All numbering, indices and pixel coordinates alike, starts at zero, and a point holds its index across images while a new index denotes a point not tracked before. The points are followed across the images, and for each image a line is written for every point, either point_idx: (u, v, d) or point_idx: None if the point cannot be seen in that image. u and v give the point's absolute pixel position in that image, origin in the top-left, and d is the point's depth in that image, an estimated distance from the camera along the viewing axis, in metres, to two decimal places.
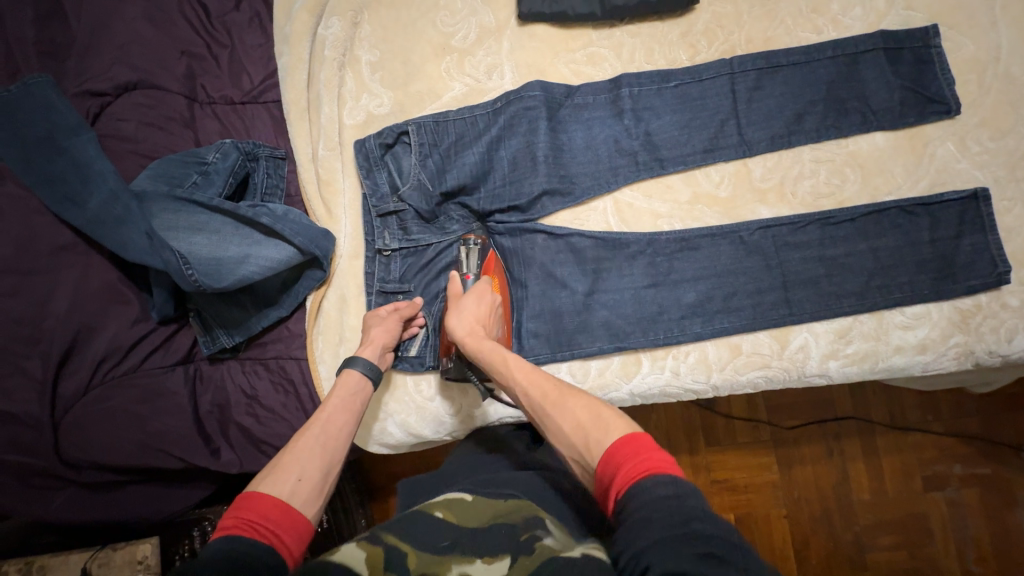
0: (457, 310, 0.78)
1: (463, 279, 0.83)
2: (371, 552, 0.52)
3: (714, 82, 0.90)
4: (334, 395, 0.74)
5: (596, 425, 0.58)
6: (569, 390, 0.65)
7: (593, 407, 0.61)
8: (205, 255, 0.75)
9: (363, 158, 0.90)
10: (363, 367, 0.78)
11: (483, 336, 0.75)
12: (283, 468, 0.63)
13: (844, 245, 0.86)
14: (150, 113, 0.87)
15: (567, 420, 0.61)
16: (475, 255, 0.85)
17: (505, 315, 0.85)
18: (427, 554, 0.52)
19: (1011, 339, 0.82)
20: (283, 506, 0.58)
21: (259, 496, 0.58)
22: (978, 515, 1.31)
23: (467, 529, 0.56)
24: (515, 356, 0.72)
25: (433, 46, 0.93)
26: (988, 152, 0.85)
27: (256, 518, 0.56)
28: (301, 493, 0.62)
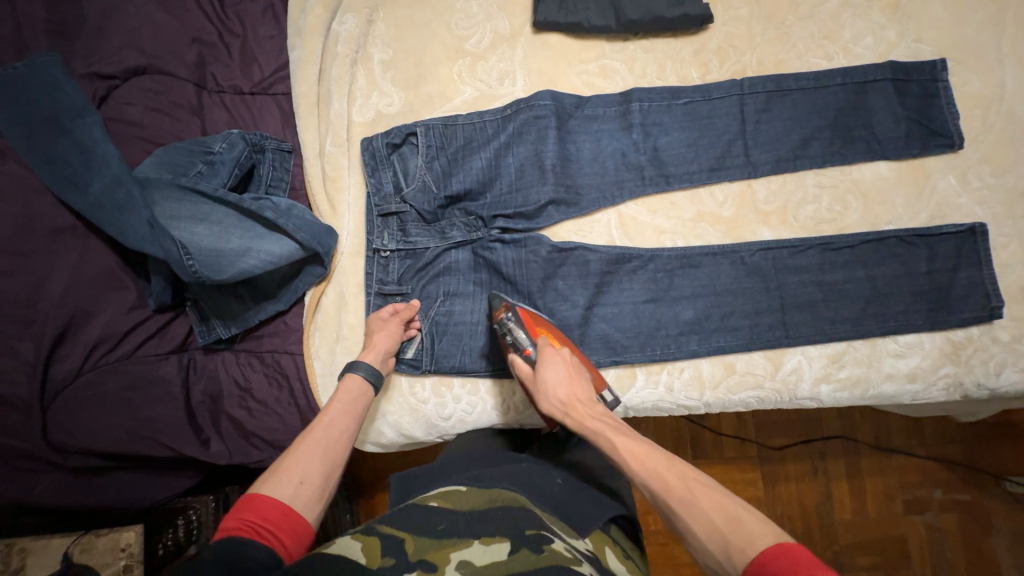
0: (542, 391, 0.77)
1: (526, 357, 0.80)
2: (366, 542, 0.54)
3: (723, 101, 0.91)
4: (338, 398, 0.74)
5: (733, 528, 0.56)
6: (693, 483, 0.61)
7: (722, 505, 0.58)
8: (205, 246, 0.75)
9: (369, 156, 0.90)
10: (361, 370, 0.78)
11: (579, 409, 0.74)
12: (287, 470, 0.63)
13: (842, 270, 0.87)
14: (158, 98, 0.86)
15: (698, 524, 0.58)
16: (517, 328, 0.81)
17: (583, 360, 0.83)
18: (423, 539, 0.54)
19: (1000, 373, 0.84)
20: (283, 508, 0.59)
21: (263, 499, 0.59)
22: (956, 541, 1.33)
23: (471, 518, 0.57)
24: (621, 433, 0.70)
25: (446, 49, 0.93)
26: (988, 188, 0.86)
27: (257, 520, 0.57)
28: (303, 496, 0.62)
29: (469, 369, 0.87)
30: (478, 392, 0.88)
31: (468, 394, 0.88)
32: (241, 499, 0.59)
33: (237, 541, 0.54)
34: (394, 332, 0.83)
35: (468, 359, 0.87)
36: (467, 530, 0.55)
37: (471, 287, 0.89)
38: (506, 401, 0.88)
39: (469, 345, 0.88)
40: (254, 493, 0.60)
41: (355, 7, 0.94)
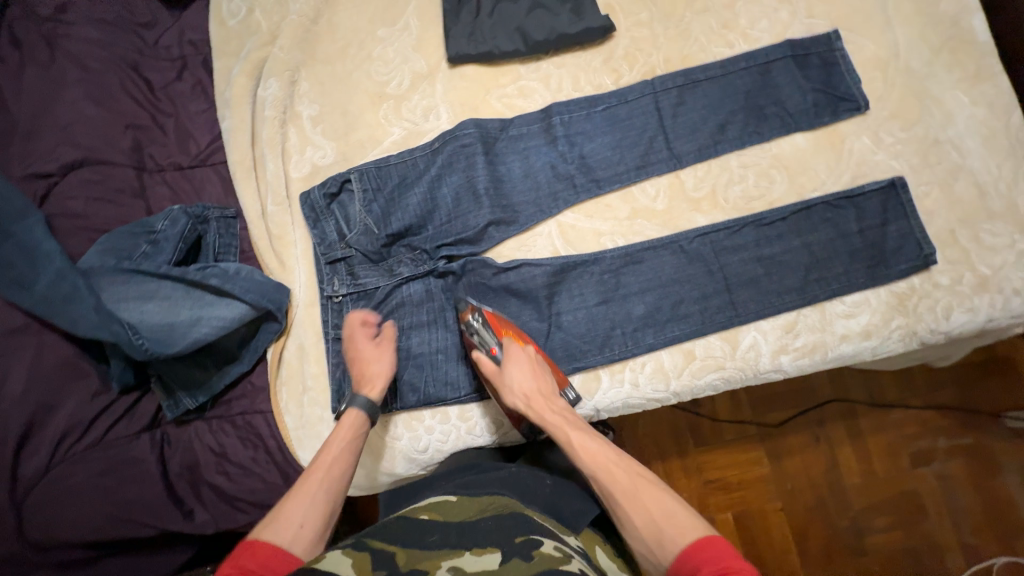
0: (506, 386, 0.78)
1: (491, 354, 0.82)
2: (358, 556, 0.54)
3: (638, 102, 0.95)
4: (339, 435, 0.73)
5: (669, 520, 0.62)
6: (639, 476, 0.67)
7: (663, 498, 0.64)
8: (156, 323, 0.76)
9: (309, 209, 0.93)
10: (358, 402, 0.78)
11: (540, 401, 0.76)
12: (288, 513, 0.64)
13: (779, 243, 0.89)
14: (99, 188, 0.89)
15: (640, 513, 0.63)
16: (484, 330, 0.84)
17: (546, 359, 0.85)
18: (414, 550, 0.56)
19: (949, 316, 0.86)
20: (283, 554, 0.60)
21: (264, 547, 0.60)
22: (968, 486, 1.33)
23: (463, 530, 0.59)
24: (579, 428, 0.73)
25: (370, 96, 0.97)
26: (900, 142, 0.90)
27: (256, 569, 0.58)
28: (304, 538, 0.62)
29: (435, 398, 0.89)
30: (450, 420, 0.89)
31: (440, 424, 0.89)
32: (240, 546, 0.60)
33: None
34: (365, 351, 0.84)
35: (433, 389, 0.89)
36: (459, 542, 0.57)
37: (424, 317, 0.91)
38: (479, 423, 0.89)
39: (432, 375, 0.89)
40: (255, 540, 0.60)
41: (276, 70, 0.98)
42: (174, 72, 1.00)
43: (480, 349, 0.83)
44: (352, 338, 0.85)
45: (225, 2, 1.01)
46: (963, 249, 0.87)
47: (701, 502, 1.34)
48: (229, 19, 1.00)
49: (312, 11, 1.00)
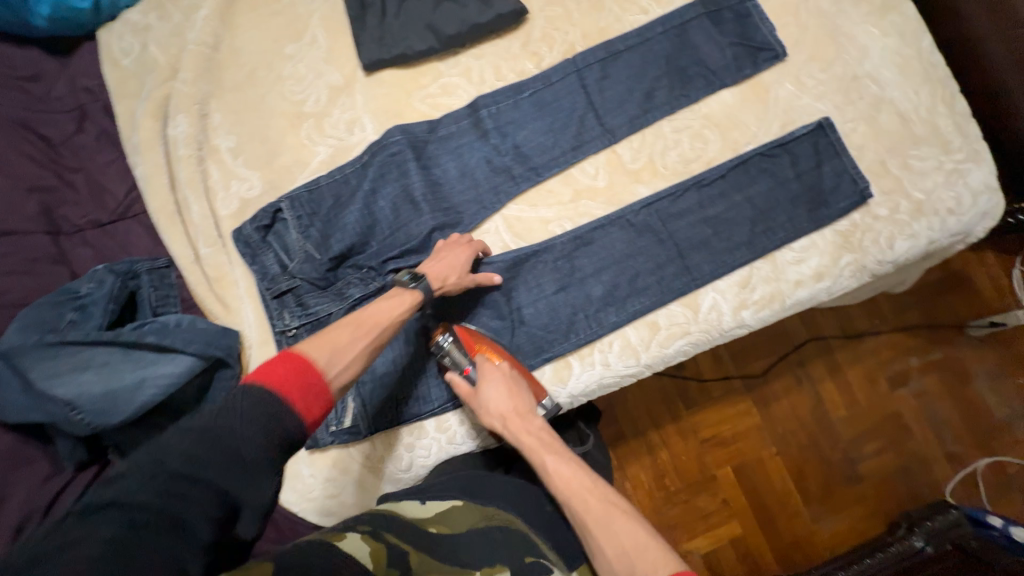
0: (481, 405, 0.79)
1: (465, 375, 0.82)
2: (374, 546, 0.55)
3: (563, 82, 0.93)
4: (392, 307, 0.75)
5: (640, 554, 0.60)
6: (612, 505, 0.66)
7: (636, 531, 0.63)
8: (95, 392, 0.71)
9: (244, 245, 0.88)
10: (420, 287, 0.79)
11: (515, 422, 0.77)
12: (338, 352, 0.66)
13: (722, 201, 0.90)
14: (11, 260, 0.81)
15: (611, 543, 0.63)
16: (455, 350, 0.84)
17: (524, 372, 0.84)
18: (424, 555, 0.58)
19: (892, 245, 0.87)
20: (326, 384, 0.61)
21: (312, 371, 0.60)
22: (943, 398, 1.39)
23: (467, 542, 0.63)
24: (554, 451, 0.74)
25: (288, 117, 0.93)
26: (821, 83, 0.91)
27: (299, 385, 0.58)
28: (343, 379, 0.65)
29: (409, 416, 0.87)
30: (427, 433, 0.87)
31: (419, 439, 0.87)
32: (284, 354, 0.61)
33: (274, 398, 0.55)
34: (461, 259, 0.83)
35: (405, 405, 0.87)
36: (468, 557, 0.61)
37: None
38: (458, 431, 0.88)
39: (402, 393, 0.87)
40: (307, 364, 0.60)
41: (183, 106, 0.93)
42: (74, 124, 0.93)
43: (455, 369, 0.84)
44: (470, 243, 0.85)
45: (116, 41, 0.96)
46: (895, 178, 0.89)
47: (699, 462, 1.35)
48: (123, 59, 0.95)
49: (211, 38, 0.95)
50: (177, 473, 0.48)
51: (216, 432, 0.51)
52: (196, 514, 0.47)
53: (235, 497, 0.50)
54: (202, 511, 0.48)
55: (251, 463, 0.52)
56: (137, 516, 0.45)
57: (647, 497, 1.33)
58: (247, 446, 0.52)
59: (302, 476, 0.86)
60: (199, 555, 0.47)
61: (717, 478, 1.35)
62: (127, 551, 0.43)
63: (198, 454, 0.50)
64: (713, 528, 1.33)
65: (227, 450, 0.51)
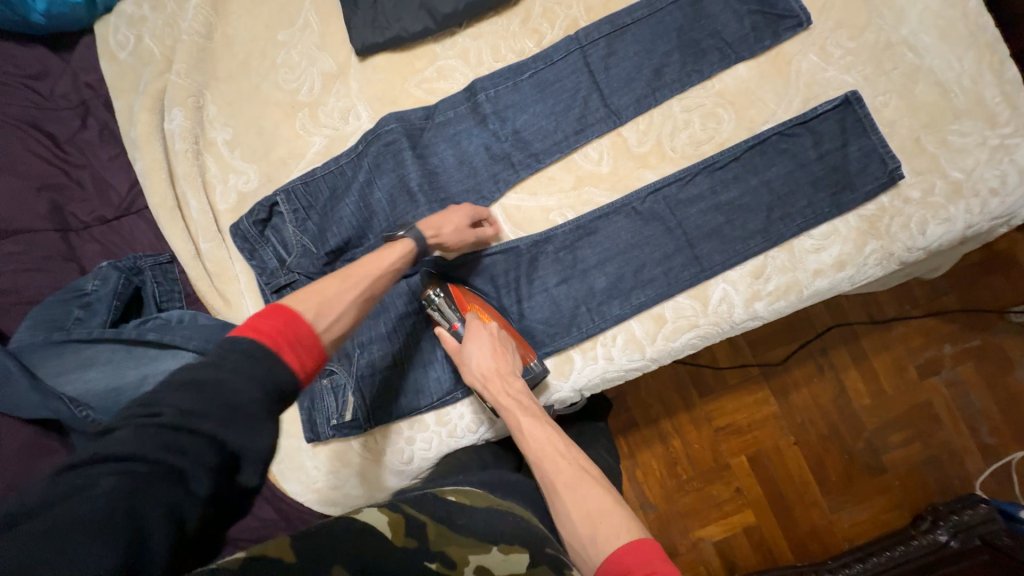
0: (465, 362, 0.77)
1: (452, 330, 0.80)
2: (394, 517, 0.53)
3: (565, 61, 0.88)
4: (384, 260, 0.73)
5: (605, 521, 0.59)
6: (581, 471, 0.64)
7: (605, 499, 0.61)
8: (101, 389, 0.73)
9: (242, 240, 0.88)
10: (410, 235, 0.77)
11: (497, 382, 0.74)
12: (329, 304, 0.63)
13: (736, 186, 0.84)
14: (25, 258, 0.83)
15: (578, 507, 0.60)
16: (444, 307, 0.81)
17: (510, 333, 0.82)
18: (445, 527, 0.54)
19: (925, 230, 0.80)
20: (317, 337, 0.58)
21: (302, 324, 0.57)
22: (980, 388, 1.30)
23: (490, 520, 0.57)
24: (534, 415, 0.71)
25: (282, 107, 0.91)
26: (850, 53, 0.83)
27: (290, 336, 0.55)
28: (334, 333, 0.62)
29: (408, 410, 0.86)
30: (428, 427, 0.87)
31: (420, 433, 0.86)
32: (274, 306, 0.58)
33: (260, 347, 0.52)
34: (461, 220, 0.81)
35: (405, 399, 0.86)
36: (487, 533, 0.55)
37: (383, 330, 0.87)
38: (458, 425, 0.87)
39: (401, 386, 0.86)
40: (296, 315, 0.58)
41: (179, 99, 0.91)
42: (77, 120, 0.94)
43: (442, 325, 0.82)
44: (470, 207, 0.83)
45: (112, 34, 0.95)
46: (930, 157, 0.81)
47: (713, 451, 1.32)
48: (119, 53, 0.94)
49: (203, 26, 0.93)
50: (171, 424, 0.44)
51: (206, 380, 0.48)
52: (191, 464, 0.44)
53: (234, 448, 0.46)
54: (198, 461, 0.44)
55: (246, 409, 0.47)
56: (132, 467, 0.42)
57: (658, 487, 1.32)
58: (242, 392, 0.48)
59: (307, 467, 0.87)
60: (196, 508, 0.43)
61: (731, 467, 1.32)
62: (126, 503, 0.40)
63: (190, 402, 0.46)
64: (726, 517, 1.31)
65: (221, 398, 0.47)
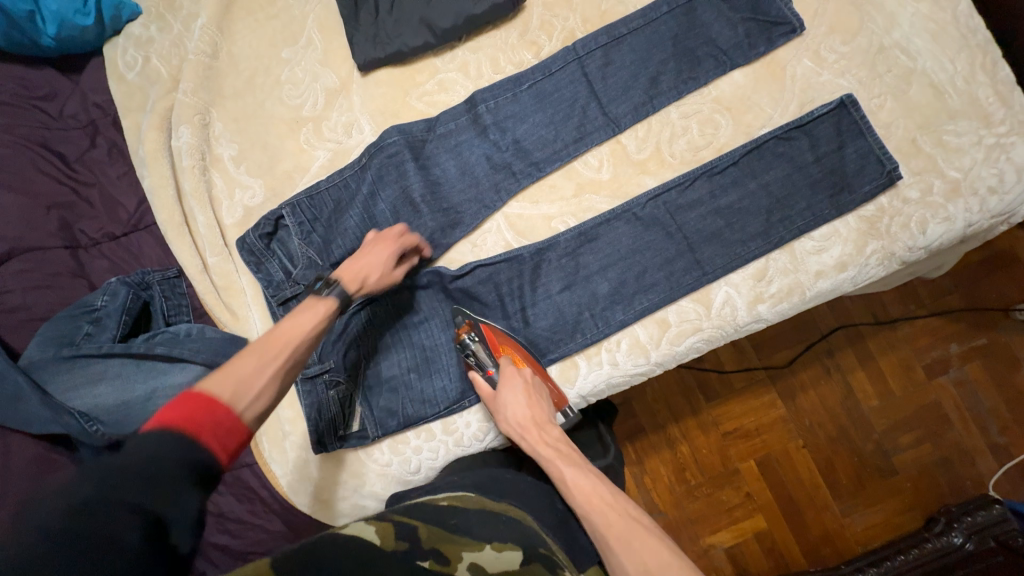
0: (502, 410, 0.80)
1: (486, 376, 0.83)
2: (380, 526, 0.59)
3: (563, 72, 0.89)
4: (308, 320, 0.69)
5: (664, 573, 0.62)
6: (631, 521, 0.67)
7: (660, 551, 0.64)
8: (111, 403, 0.74)
9: (249, 253, 0.89)
10: (334, 293, 0.74)
11: (535, 432, 0.77)
12: (247, 381, 0.58)
13: (735, 190, 0.85)
14: (34, 276, 0.84)
15: (630, 558, 0.64)
16: (480, 351, 0.84)
17: (545, 378, 0.84)
18: (437, 529, 0.60)
19: (925, 230, 0.81)
20: (237, 416, 0.55)
21: (219, 405, 0.54)
22: (988, 387, 1.30)
23: (481, 519, 0.62)
24: (574, 463, 0.74)
25: (287, 123, 0.93)
26: (844, 57, 0.85)
27: (200, 421, 0.52)
28: (257, 410, 0.58)
29: (416, 419, 0.86)
30: (435, 436, 0.87)
31: (427, 442, 0.86)
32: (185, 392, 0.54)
33: (172, 435, 0.50)
34: (385, 258, 0.80)
35: (412, 409, 0.86)
36: (479, 531, 0.60)
37: (393, 343, 0.88)
38: (465, 433, 0.87)
39: (408, 396, 0.86)
40: (209, 399, 0.54)
41: (185, 117, 0.93)
42: (86, 140, 0.96)
43: (477, 370, 0.84)
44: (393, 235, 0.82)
45: (120, 55, 0.97)
46: (927, 157, 0.82)
47: (721, 455, 1.31)
48: (127, 73, 0.96)
49: (209, 46, 0.95)
50: (87, 493, 0.45)
51: (125, 455, 0.47)
52: (113, 526, 0.44)
53: (156, 511, 0.46)
54: (122, 525, 0.44)
55: (163, 479, 0.47)
56: (56, 534, 0.42)
57: (667, 493, 1.31)
58: (158, 465, 0.47)
59: (314, 477, 0.87)
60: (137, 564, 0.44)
61: (740, 471, 1.31)
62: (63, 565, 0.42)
63: (106, 474, 0.46)
64: (736, 523, 1.29)
65: (137, 470, 0.46)
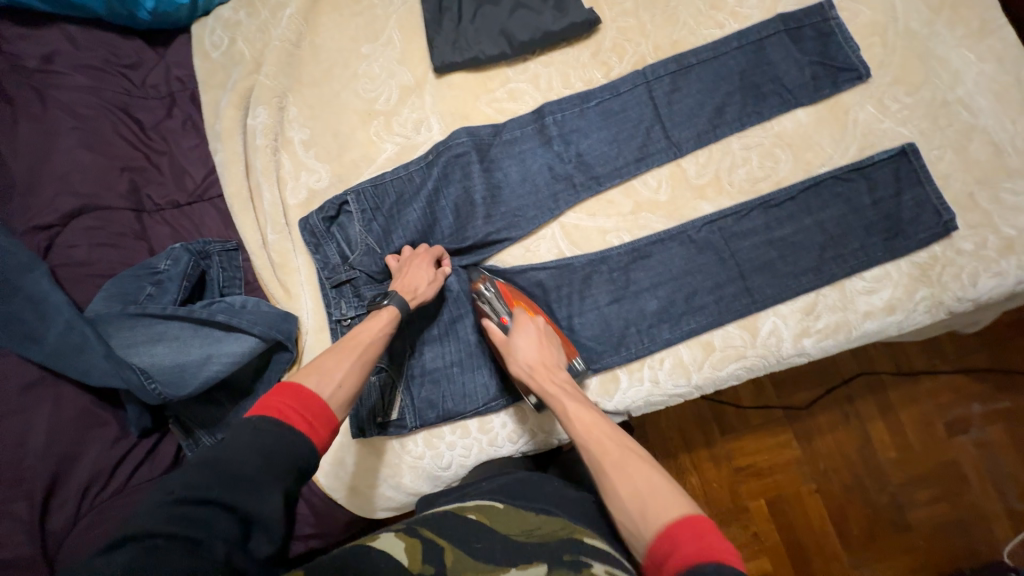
0: (511, 352, 0.78)
1: (500, 324, 0.82)
2: (409, 542, 0.55)
3: (631, 93, 0.93)
4: (372, 326, 0.76)
5: (653, 495, 0.59)
6: (629, 453, 0.64)
7: (651, 476, 0.61)
8: (168, 364, 0.75)
9: (309, 234, 0.92)
10: (392, 301, 0.79)
11: (543, 372, 0.76)
12: (328, 373, 0.65)
13: (790, 223, 0.87)
14: (101, 234, 0.86)
15: (625, 485, 0.60)
16: (495, 300, 0.84)
17: (556, 332, 0.84)
18: (461, 556, 0.54)
19: (975, 282, 0.82)
20: (325, 404, 0.60)
21: (311, 396, 0.59)
22: (1010, 452, 1.28)
23: (508, 542, 0.57)
24: (578, 400, 0.72)
25: (359, 114, 0.97)
26: (907, 107, 0.87)
27: (298, 407, 0.57)
28: (339, 398, 0.64)
29: (454, 414, 0.87)
30: (470, 434, 0.87)
31: (461, 439, 0.87)
32: (279, 385, 0.60)
33: (261, 426, 0.54)
34: (424, 266, 0.85)
35: (452, 404, 0.87)
36: (505, 555, 0.55)
37: (436, 333, 0.90)
38: (500, 434, 0.87)
39: (449, 390, 0.87)
40: (304, 389, 0.60)
41: (264, 98, 0.97)
42: (164, 110, 0.99)
43: (491, 319, 0.84)
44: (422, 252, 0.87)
45: (208, 35, 1.02)
46: (983, 212, 0.83)
47: (733, 491, 1.30)
48: (212, 52, 1.01)
49: (294, 35, 1.00)
50: (179, 497, 0.47)
51: (216, 459, 0.50)
52: (205, 536, 0.45)
53: (244, 513, 0.48)
54: (216, 534, 0.46)
55: (247, 479, 0.49)
56: (146, 542, 0.43)
57: None
58: (245, 464, 0.50)
59: (346, 463, 0.87)
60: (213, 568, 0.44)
61: (751, 510, 1.29)
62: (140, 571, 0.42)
63: (193, 478, 0.48)
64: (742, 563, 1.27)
65: (227, 472, 0.49)
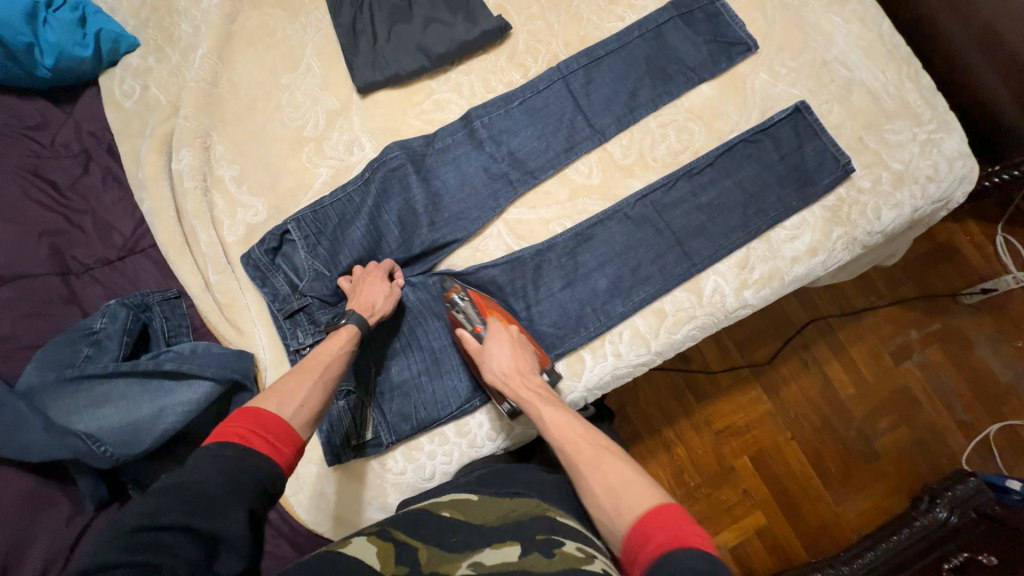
0: (486, 361, 0.80)
1: (474, 333, 0.84)
2: (381, 547, 0.55)
3: (550, 89, 0.98)
4: (333, 345, 0.75)
5: (627, 489, 0.60)
6: (604, 450, 0.66)
7: (626, 471, 0.62)
8: (118, 425, 0.71)
9: (254, 268, 0.90)
10: (352, 320, 0.79)
11: (516, 379, 0.77)
12: (290, 394, 0.65)
13: (713, 188, 0.94)
14: (25, 303, 0.79)
15: (600, 483, 0.62)
16: (469, 310, 0.86)
17: (530, 340, 0.86)
18: (437, 550, 0.55)
19: (879, 216, 0.91)
20: (287, 425, 0.60)
21: (272, 418, 0.59)
22: (949, 368, 1.40)
23: (483, 530, 0.59)
24: (553, 403, 0.74)
25: (288, 143, 0.97)
26: (794, 71, 0.97)
27: (258, 428, 0.57)
28: (301, 418, 0.63)
29: (430, 422, 0.87)
30: (449, 439, 0.87)
31: (440, 446, 0.87)
32: (239, 411, 0.59)
33: (225, 449, 0.53)
34: (378, 281, 0.86)
35: (426, 413, 0.87)
36: (479, 540, 0.57)
37: (400, 347, 0.90)
38: (478, 434, 0.88)
39: (421, 399, 0.87)
40: (264, 412, 0.59)
41: (187, 141, 0.96)
42: (79, 167, 0.95)
43: (465, 328, 0.86)
44: (373, 268, 0.88)
45: (118, 85, 0.99)
46: (873, 152, 0.93)
47: (716, 454, 1.35)
48: (124, 101, 0.98)
49: (209, 74, 0.99)
50: (136, 526, 0.45)
51: (177, 483, 0.49)
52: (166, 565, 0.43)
53: (211, 535, 0.47)
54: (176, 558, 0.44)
55: (212, 501, 0.48)
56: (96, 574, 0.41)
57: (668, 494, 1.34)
58: (208, 486, 0.49)
59: (326, 494, 0.85)
60: None
61: (736, 468, 1.35)
62: None
63: (151, 505, 0.47)
64: (737, 522, 1.32)
65: (187, 496, 0.48)
